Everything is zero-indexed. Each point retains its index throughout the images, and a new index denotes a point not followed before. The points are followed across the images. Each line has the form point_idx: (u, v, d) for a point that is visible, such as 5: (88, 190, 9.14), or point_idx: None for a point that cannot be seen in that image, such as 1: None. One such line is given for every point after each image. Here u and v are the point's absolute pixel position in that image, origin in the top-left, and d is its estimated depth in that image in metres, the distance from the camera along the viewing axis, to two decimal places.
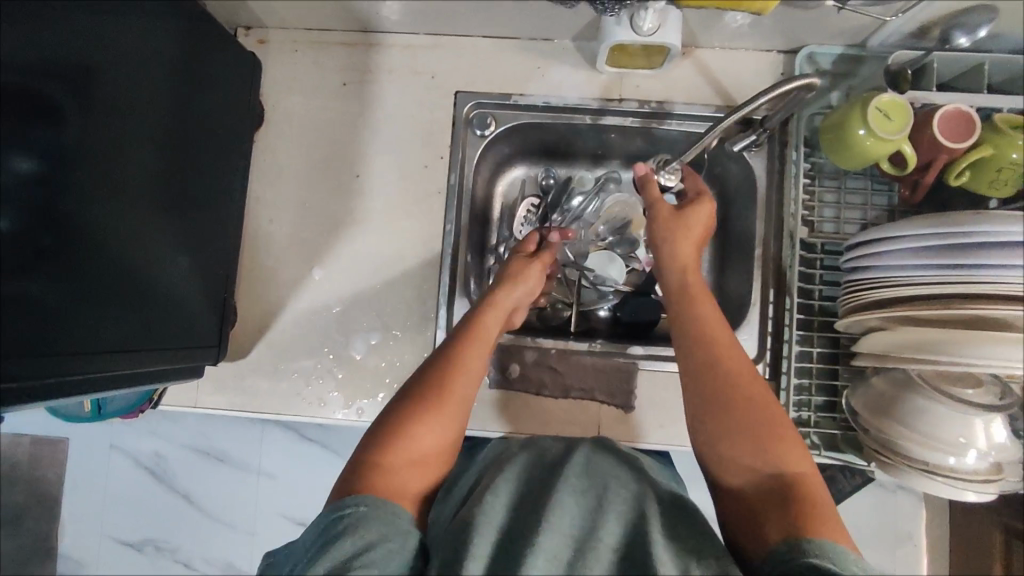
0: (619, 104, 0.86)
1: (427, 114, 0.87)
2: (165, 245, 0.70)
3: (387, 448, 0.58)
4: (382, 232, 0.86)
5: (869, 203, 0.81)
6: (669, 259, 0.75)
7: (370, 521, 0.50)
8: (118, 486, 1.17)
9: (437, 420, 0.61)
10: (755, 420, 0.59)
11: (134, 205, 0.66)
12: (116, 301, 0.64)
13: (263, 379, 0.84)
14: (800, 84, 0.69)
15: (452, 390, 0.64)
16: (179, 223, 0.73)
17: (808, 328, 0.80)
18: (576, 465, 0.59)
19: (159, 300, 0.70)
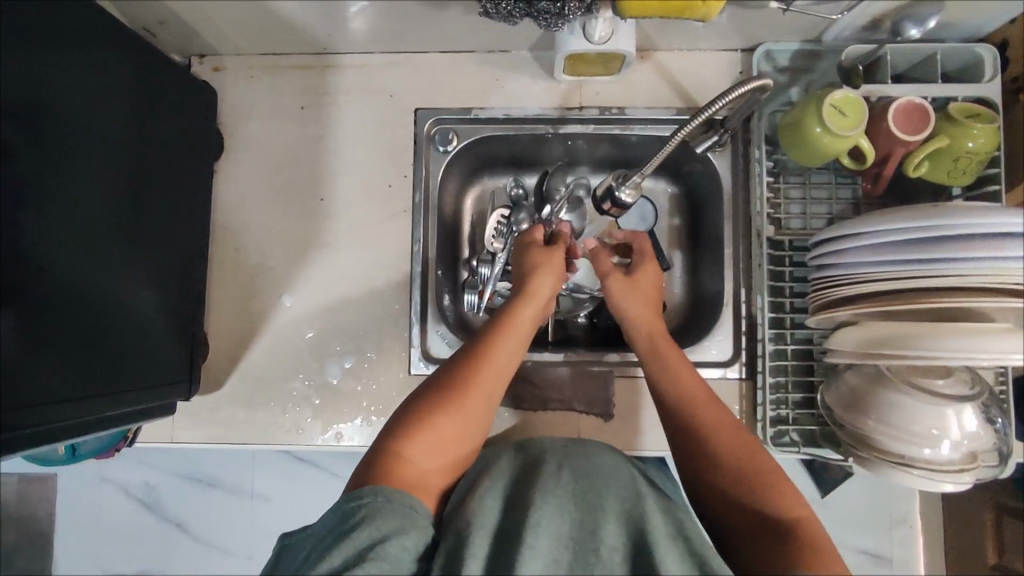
0: (580, 112, 0.85)
1: (389, 132, 0.86)
2: (130, 281, 0.69)
3: (411, 436, 0.60)
4: (350, 254, 0.85)
5: (835, 197, 0.81)
6: (635, 316, 0.77)
7: (386, 513, 0.51)
8: (109, 520, 1.16)
9: (456, 415, 0.63)
10: (740, 464, 0.61)
11: (96, 242, 0.65)
12: (85, 341, 0.63)
13: (240, 410, 0.83)
14: (756, 85, 0.65)
15: (477, 388, 0.65)
16: (144, 257, 0.72)
17: (781, 325, 0.80)
18: (562, 466, 0.58)
19: (127, 337, 0.69)
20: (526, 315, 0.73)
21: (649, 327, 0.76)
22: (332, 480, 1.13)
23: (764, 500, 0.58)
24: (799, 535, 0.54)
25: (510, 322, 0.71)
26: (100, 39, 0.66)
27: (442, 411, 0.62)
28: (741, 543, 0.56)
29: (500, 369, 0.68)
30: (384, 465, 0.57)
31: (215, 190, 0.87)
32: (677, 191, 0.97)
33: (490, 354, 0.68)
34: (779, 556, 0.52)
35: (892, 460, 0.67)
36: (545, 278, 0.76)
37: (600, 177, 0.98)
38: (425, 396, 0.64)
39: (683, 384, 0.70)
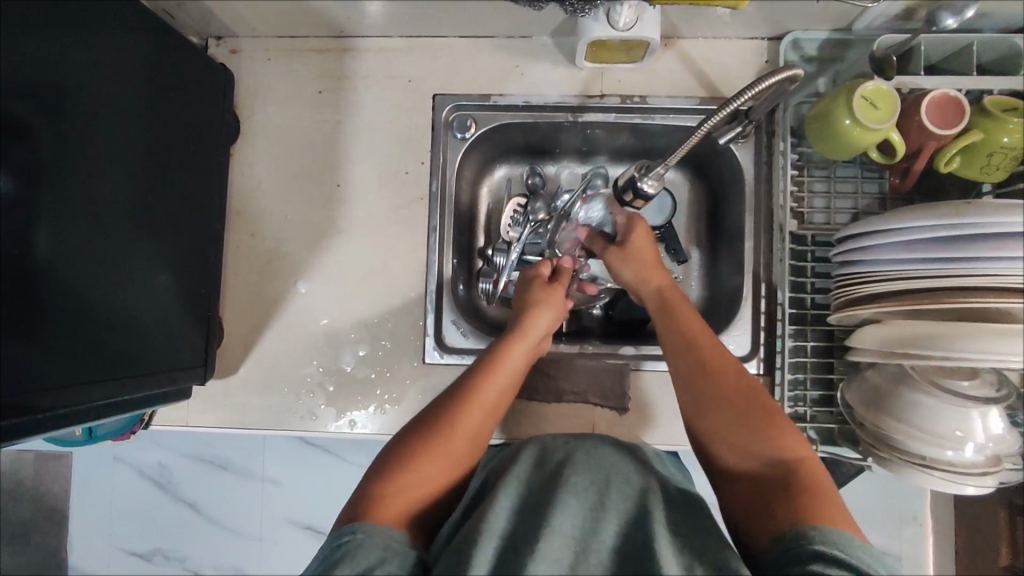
0: (600, 100, 0.84)
1: (407, 118, 0.85)
2: (147, 264, 0.69)
3: (397, 476, 0.58)
4: (366, 242, 0.84)
5: (860, 191, 0.79)
6: (641, 284, 0.78)
7: (368, 547, 0.50)
8: (123, 499, 1.17)
9: (441, 457, 0.61)
10: (743, 420, 0.62)
11: (112, 224, 0.65)
12: (100, 325, 0.63)
13: (254, 396, 0.83)
14: (784, 77, 0.63)
15: (462, 427, 0.64)
16: (160, 241, 0.71)
17: (802, 321, 0.79)
18: (577, 465, 0.58)
19: (143, 322, 0.69)
20: (520, 350, 0.72)
21: (655, 286, 0.77)
22: (343, 464, 1.13)
23: (762, 450, 0.60)
24: (799, 484, 0.55)
25: (501, 361, 0.70)
26: (119, 19, 0.65)
27: (431, 447, 0.61)
28: (742, 491, 0.59)
29: (488, 409, 0.67)
30: (370, 504, 0.55)
31: (231, 175, 0.86)
32: (697, 183, 0.95)
33: (478, 386, 0.67)
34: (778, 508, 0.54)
35: (915, 461, 0.66)
36: (542, 313, 0.77)
37: (619, 167, 0.97)
38: (415, 435, 0.63)
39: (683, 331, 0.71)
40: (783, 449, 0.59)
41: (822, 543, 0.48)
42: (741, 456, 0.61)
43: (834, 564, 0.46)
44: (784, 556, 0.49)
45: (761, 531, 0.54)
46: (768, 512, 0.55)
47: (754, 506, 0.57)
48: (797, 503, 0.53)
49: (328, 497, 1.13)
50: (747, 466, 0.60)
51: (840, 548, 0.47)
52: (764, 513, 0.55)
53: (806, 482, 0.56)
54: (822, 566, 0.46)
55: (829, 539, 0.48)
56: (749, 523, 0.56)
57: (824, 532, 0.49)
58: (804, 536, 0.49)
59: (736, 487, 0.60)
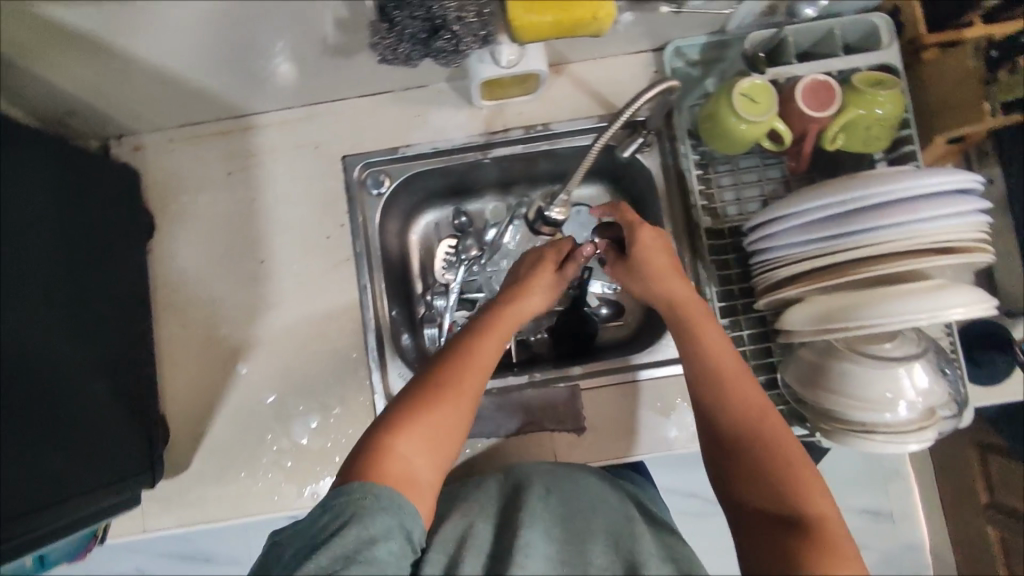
0: (505, 134, 0.86)
1: (320, 183, 0.85)
2: (77, 376, 0.67)
3: (403, 431, 0.58)
4: (299, 312, 0.84)
5: (764, 178, 0.83)
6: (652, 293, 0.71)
7: (378, 512, 0.51)
8: None
9: (444, 414, 0.60)
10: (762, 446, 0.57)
11: (41, 340, 0.63)
12: (43, 448, 0.61)
13: (211, 487, 0.81)
14: (661, 91, 0.65)
15: (467, 387, 0.63)
16: (88, 349, 0.70)
17: (734, 312, 0.81)
18: (547, 509, 0.59)
19: (83, 436, 0.67)
20: (508, 315, 0.72)
21: (669, 295, 0.69)
22: None
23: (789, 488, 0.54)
24: (818, 526, 0.51)
25: (495, 326, 0.70)
26: (17, 137, 0.64)
27: (435, 405, 0.60)
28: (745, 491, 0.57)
29: (485, 366, 0.66)
30: (376, 462, 0.55)
31: (151, 270, 0.84)
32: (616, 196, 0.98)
33: (478, 351, 0.66)
34: (786, 550, 0.50)
35: (857, 429, 0.67)
36: (532, 296, 0.74)
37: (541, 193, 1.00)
38: (417, 388, 0.62)
39: (712, 346, 0.64)
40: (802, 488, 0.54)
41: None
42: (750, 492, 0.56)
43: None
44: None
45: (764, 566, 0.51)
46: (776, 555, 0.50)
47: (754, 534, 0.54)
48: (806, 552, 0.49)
49: None
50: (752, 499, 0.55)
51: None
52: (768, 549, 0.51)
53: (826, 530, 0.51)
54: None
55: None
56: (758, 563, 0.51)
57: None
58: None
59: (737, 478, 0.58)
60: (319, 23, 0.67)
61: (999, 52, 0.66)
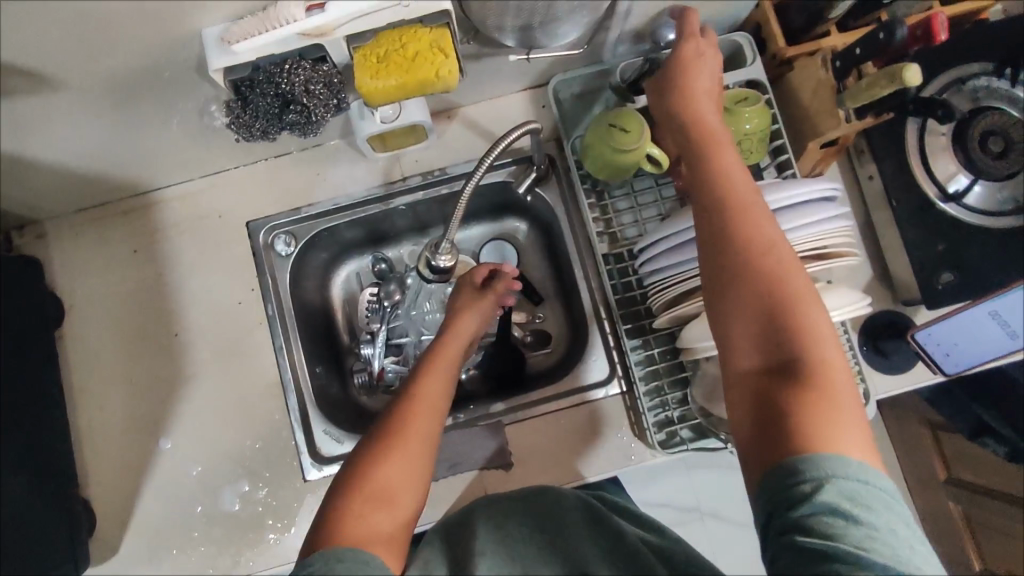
0: (404, 183, 0.87)
1: (226, 251, 0.86)
2: None
3: (358, 494, 0.56)
4: (217, 380, 0.84)
5: (660, 198, 0.86)
6: (682, 114, 0.61)
7: (339, 574, 0.48)
8: None
9: (399, 460, 0.58)
10: (763, 278, 0.51)
11: None
12: None
13: (144, 568, 0.80)
14: (519, 133, 0.70)
15: (414, 431, 0.60)
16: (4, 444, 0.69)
17: (643, 331, 0.82)
18: (482, 539, 0.60)
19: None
20: (450, 350, 0.71)
21: (693, 117, 0.61)
22: None
23: (790, 326, 0.50)
24: (812, 372, 0.48)
25: (438, 363, 0.68)
26: None
27: (389, 457, 0.58)
28: (756, 344, 0.51)
29: (433, 399, 0.64)
30: (336, 530, 0.53)
31: (65, 355, 0.84)
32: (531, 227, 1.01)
33: (421, 392, 0.64)
34: (773, 400, 0.48)
35: None
36: (466, 317, 0.76)
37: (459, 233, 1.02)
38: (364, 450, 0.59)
39: (723, 174, 0.57)
40: (805, 326, 0.50)
41: (831, 480, 0.43)
42: (744, 337, 0.51)
43: (831, 512, 0.42)
44: (788, 490, 0.43)
45: (778, 434, 0.46)
46: (765, 415, 0.48)
47: (767, 402, 0.48)
48: (825, 417, 0.45)
49: None
50: (752, 351, 0.51)
51: (849, 497, 0.42)
52: (780, 419, 0.47)
53: (821, 377, 0.47)
54: (826, 521, 0.42)
55: (836, 470, 0.43)
56: (750, 434, 0.48)
57: (851, 471, 0.43)
58: (816, 464, 0.43)
59: (752, 327, 0.51)
60: (194, 101, 0.69)
61: (841, 62, 0.68)
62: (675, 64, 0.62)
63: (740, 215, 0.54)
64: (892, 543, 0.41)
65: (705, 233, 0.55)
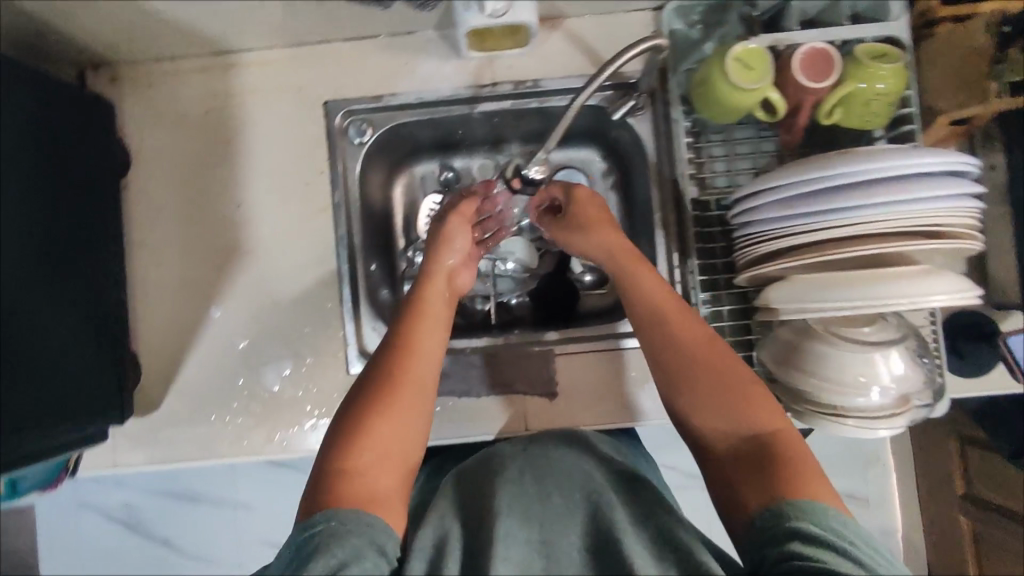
0: (493, 88, 0.83)
1: (300, 129, 0.83)
2: (54, 304, 0.67)
3: (355, 450, 0.57)
4: (273, 258, 0.83)
5: (758, 151, 0.80)
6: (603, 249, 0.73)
7: (345, 536, 0.48)
8: (91, 540, 1.17)
9: (390, 412, 0.60)
10: (715, 380, 0.61)
11: (26, 268, 0.63)
12: (26, 374, 0.61)
13: (180, 429, 0.81)
14: (648, 47, 0.64)
15: (406, 379, 0.62)
16: (67, 280, 0.69)
17: (715, 286, 0.79)
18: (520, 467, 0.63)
19: (59, 364, 0.67)
20: (434, 292, 0.71)
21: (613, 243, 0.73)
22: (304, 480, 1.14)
23: (747, 415, 0.59)
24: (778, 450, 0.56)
25: (424, 309, 0.69)
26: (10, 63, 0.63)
27: (382, 410, 0.59)
28: (720, 428, 0.60)
29: (425, 349, 0.66)
30: (336, 488, 0.53)
31: (127, 206, 0.83)
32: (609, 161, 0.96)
33: (412, 339, 0.66)
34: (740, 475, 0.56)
35: (826, 412, 0.66)
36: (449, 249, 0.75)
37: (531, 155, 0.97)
38: (358, 401, 0.60)
39: (656, 297, 0.67)
40: (757, 415, 0.59)
41: (806, 521, 0.48)
42: (713, 425, 0.61)
43: (811, 541, 0.46)
44: (769, 534, 0.49)
45: (746, 493, 0.54)
46: (744, 485, 0.55)
47: (730, 466, 0.57)
48: (781, 471, 0.54)
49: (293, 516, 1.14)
50: (716, 437, 0.60)
51: (825, 527, 0.47)
52: (748, 480, 0.55)
53: (786, 452, 0.56)
54: (805, 544, 0.46)
55: (808, 513, 0.49)
56: (728, 495, 0.56)
57: (821, 509, 0.49)
58: (798, 518, 0.49)
59: (715, 416, 0.60)
60: None
61: (1012, 28, 0.64)
62: (575, 206, 0.77)
63: (672, 332, 0.65)
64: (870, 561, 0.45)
65: (650, 345, 0.66)
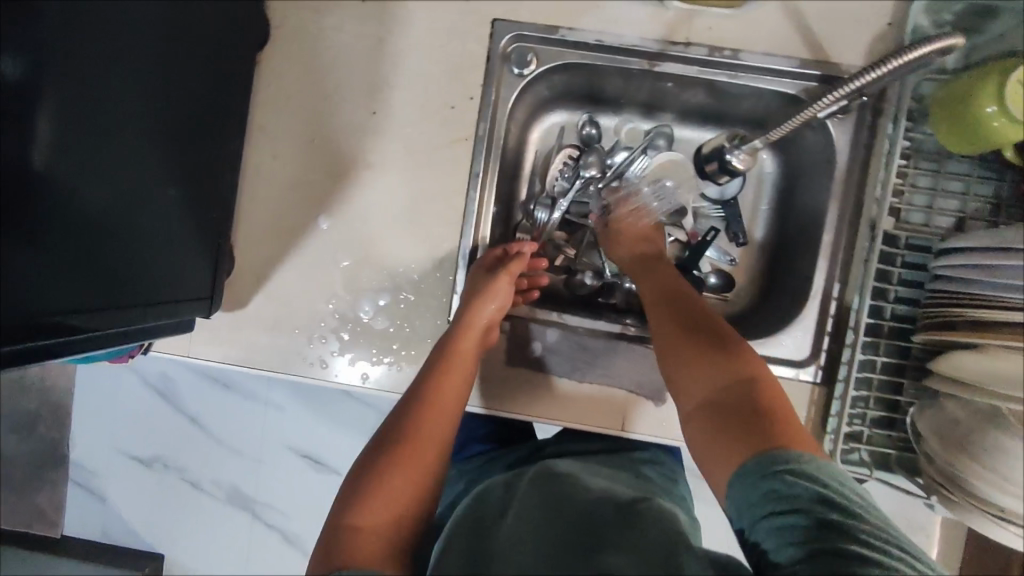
0: (684, 48, 0.72)
1: (459, 44, 0.74)
2: (154, 172, 0.61)
3: (366, 505, 0.58)
4: (400, 179, 0.75)
5: (971, 193, 0.67)
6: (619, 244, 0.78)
7: None
8: (123, 400, 1.13)
9: (403, 470, 0.61)
10: (697, 333, 0.61)
11: (125, 128, 0.58)
12: (103, 243, 0.57)
13: (262, 335, 0.76)
14: (946, 45, 0.53)
15: (421, 437, 0.63)
16: (174, 149, 0.63)
17: (876, 332, 0.69)
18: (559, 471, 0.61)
19: (147, 240, 0.61)
20: (468, 346, 0.69)
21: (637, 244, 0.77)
22: (349, 401, 1.10)
23: (725, 365, 0.58)
24: (754, 401, 0.55)
25: (455, 362, 0.68)
26: None
27: (394, 469, 0.60)
28: (696, 380, 0.58)
29: (447, 407, 0.66)
30: (346, 541, 0.54)
31: (256, 86, 0.76)
32: (772, 158, 0.85)
33: (434, 394, 0.66)
34: (716, 429, 0.54)
35: (988, 510, 0.57)
36: (484, 305, 0.71)
37: (687, 131, 0.87)
38: (373, 458, 0.62)
39: (663, 275, 0.71)
40: (736, 363, 0.58)
41: (789, 469, 0.47)
42: (690, 381, 0.59)
43: (797, 498, 0.46)
44: (758, 491, 0.48)
45: (728, 443, 0.53)
46: (721, 437, 0.53)
47: (708, 419, 0.56)
48: (767, 424, 0.52)
49: (328, 433, 1.10)
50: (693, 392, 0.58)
51: (814, 475, 0.47)
52: (729, 431, 0.53)
53: (760, 403, 0.54)
54: (808, 501, 0.45)
55: (783, 459, 0.48)
56: (708, 454, 0.54)
57: (806, 458, 0.48)
58: (774, 462, 0.48)
59: (692, 369, 0.59)
60: None
61: None
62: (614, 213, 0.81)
63: (668, 303, 0.66)
64: (851, 496, 0.46)
65: (649, 313, 0.67)
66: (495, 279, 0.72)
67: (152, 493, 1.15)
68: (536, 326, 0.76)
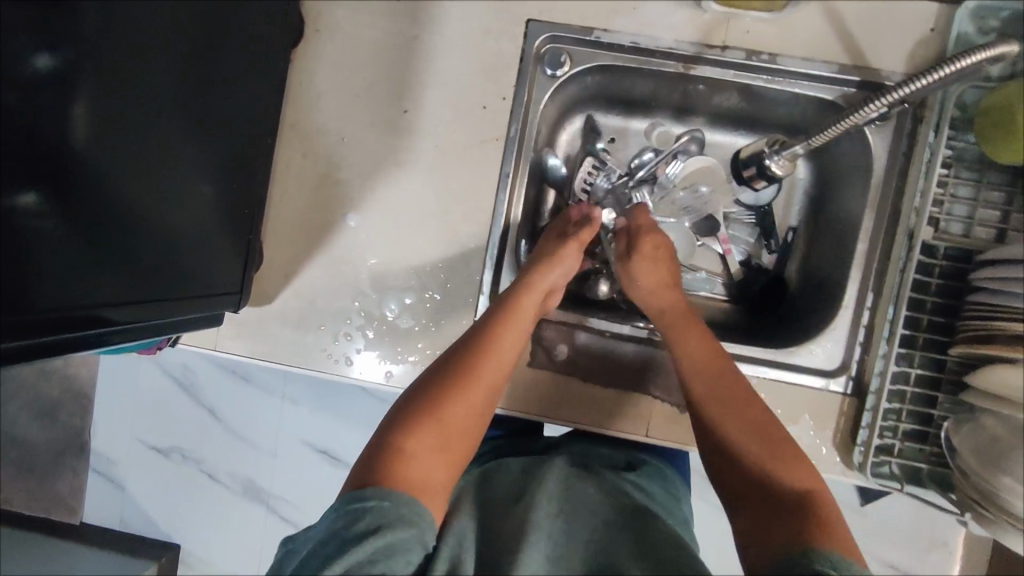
0: (721, 52, 0.71)
1: (493, 43, 0.74)
2: (189, 171, 0.62)
3: (413, 431, 0.54)
4: (429, 177, 0.75)
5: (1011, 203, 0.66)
6: (652, 295, 0.74)
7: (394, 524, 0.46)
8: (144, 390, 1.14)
9: (457, 406, 0.58)
10: (752, 437, 0.59)
11: (163, 127, 0.58)
12: (140, 242, 0.57)
13: (287, 330, 0.76)
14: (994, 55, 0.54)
15: (479, 378, 0.60)
16: (210, 147, 0.64)
17: (911, 344, 0.68)
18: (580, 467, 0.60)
19: (184, 237, 0.62)
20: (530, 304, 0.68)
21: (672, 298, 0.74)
22: (366, 398, 1.10)
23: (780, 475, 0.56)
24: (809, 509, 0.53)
25: (517, 313, 0.66)
26: None
27: (446, 404, 0.57)
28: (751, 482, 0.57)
29: (504, 357, 0.64)
30: (390, 461, 0.51)
31: (289, 83, 0.76)
32: (804, 163, 0.84)
33: (494, 345, 0.63)
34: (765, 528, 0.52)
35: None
36: (551, 272, 0.71)
37: (718, 135, 0.86)
38: (423, 392, 0.59)
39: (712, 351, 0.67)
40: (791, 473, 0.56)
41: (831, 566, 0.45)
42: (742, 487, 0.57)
43: None
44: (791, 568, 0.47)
45: (772, 537, 0.51)
46: (768, 536, 0.52)
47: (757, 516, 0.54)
48: (821, 525, 0.51)
49: (344, 428, 1.10)
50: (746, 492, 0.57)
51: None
52: (778, 530, 0.52)
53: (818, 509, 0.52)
54: None
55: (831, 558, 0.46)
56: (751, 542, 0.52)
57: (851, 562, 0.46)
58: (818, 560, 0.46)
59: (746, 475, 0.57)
60: None
61: None
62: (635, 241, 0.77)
63: (719, 392, 0.64)
64: None
65: (697, 396, 0.65)
66: (565, 244, 0.73)
67: (171, 483, 1.15)
68: (563, 329, 0.76)
